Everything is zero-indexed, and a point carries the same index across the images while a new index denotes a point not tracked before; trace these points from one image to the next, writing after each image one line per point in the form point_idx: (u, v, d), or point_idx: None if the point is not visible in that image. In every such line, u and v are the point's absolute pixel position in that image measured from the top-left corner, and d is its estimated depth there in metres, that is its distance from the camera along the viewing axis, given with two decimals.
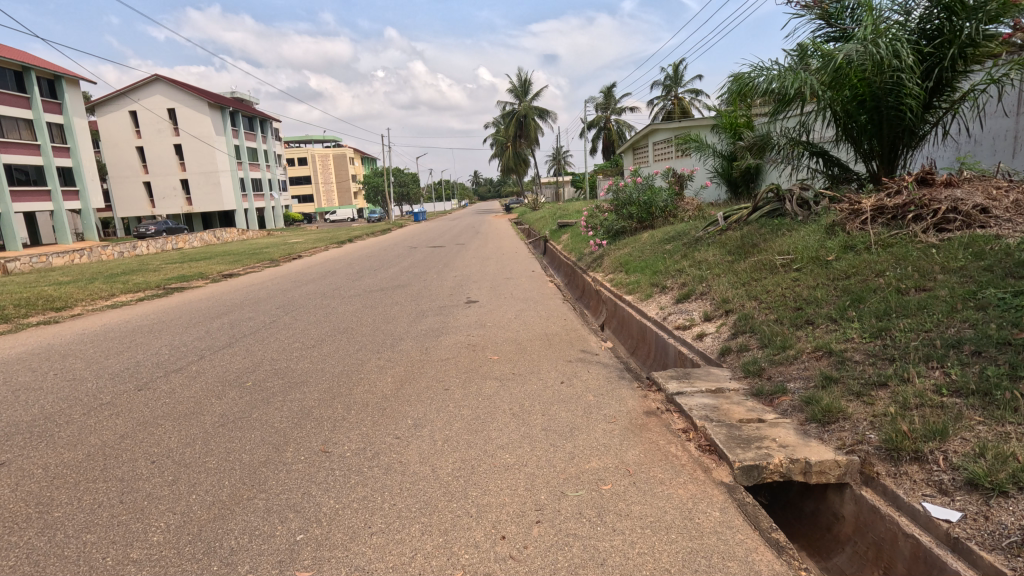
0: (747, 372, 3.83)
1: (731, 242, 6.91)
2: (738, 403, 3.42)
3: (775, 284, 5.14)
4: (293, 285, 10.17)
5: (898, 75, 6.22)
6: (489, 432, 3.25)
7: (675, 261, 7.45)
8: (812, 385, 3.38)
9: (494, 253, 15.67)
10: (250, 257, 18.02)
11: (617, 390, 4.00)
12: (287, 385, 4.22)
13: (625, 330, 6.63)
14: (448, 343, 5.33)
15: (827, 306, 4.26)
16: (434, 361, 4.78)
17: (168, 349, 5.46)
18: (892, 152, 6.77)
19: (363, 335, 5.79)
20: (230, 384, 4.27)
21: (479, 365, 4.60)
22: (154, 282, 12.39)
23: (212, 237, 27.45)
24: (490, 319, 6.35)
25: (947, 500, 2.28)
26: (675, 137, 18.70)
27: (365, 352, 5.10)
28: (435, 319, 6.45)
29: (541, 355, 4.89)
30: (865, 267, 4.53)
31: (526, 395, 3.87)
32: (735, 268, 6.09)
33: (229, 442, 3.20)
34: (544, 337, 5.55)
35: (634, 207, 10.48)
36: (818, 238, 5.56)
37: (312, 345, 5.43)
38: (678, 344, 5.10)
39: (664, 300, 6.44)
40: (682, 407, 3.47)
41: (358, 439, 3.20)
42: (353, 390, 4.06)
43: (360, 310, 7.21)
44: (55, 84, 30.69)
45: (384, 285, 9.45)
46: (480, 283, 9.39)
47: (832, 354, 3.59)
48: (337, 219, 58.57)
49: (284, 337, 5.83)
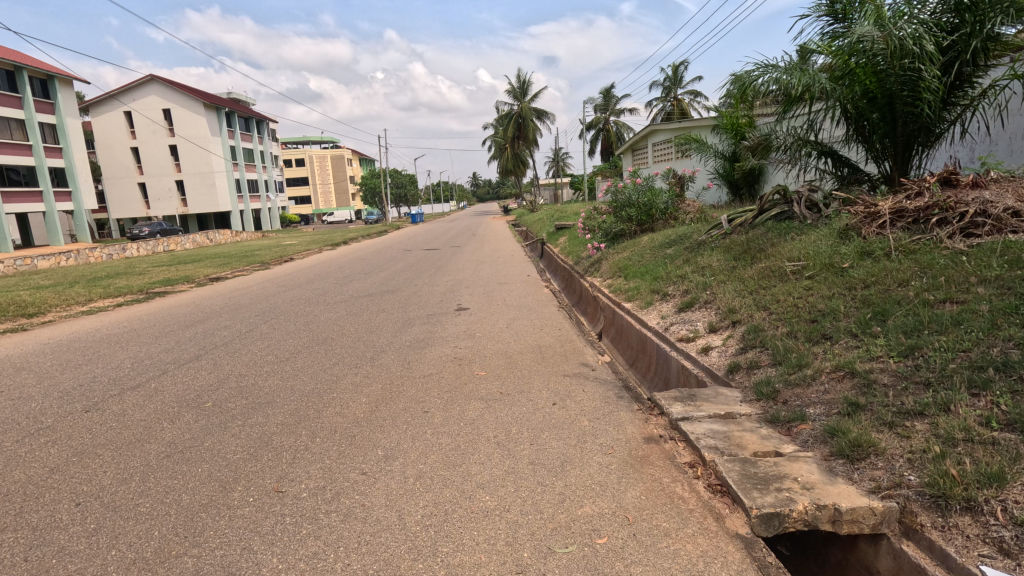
0: (759, 393, 3.44)
1: (736, 247, 6.53)
2: (751, 431, 3.03)
3: (786, 293, 4.75)
4: (278, 290, 9.76)
5: (914, 70, 5.85)
6: (469, 467, 2.85)
7: (676, 267, 7.06)
8: (835, 412, 2.98)
9: (490, 256, 15.27)
10: (239, 260, 17.57)
11: (614, 412, 3.61)
12: (250, 406, 3.82)
13: (624, 340, 6.26)
14: (433, 356, 4.94)
15: (846, 319, 3.87)
16: (415, 377, 4.38)
17: (130, 363, 5.04)
18: (907, 151, 6.40)
19: (343, 347, 5.39)
20: (188, 405, 3.86)
21: (464, 383, 4.21)
22: (137, 286, 11.98)
23: (206, 239, 27.03)
24: (480, 329, 5.95)
25: (1012, 564, 1.89)
26: (675, 137, 18.35)
27: (341, 367, 4.70)
28: (422, 329, 6.05)
29: (532, 371, 4.49)
30: (887, 275, 4.14)
31: (513, 419, 3.48)
32: (741, 274, 5.70)
33: (171, 479, 2.80)
34: (536, 350, 5.15)
35: (634, 208, 10.08)
36: (831, 243, 5.17)
37: (286, 358, 5.02)
38: (680, 358, 4.73)
39: (665, 309, 6.05)
40: (688, 435, 3.07)
41: (318, 475, 2.80)
42: (322, 413, 3.65)
43: (343, 319, 6.80)
44: (48, 84, 30.32)
45: (372, 290, 9.05)
46: (473, 289, 9.00)
47: (855, 375, 3.20)
48: (334, 220, 58.17)
49: (259, 348, 5.43)
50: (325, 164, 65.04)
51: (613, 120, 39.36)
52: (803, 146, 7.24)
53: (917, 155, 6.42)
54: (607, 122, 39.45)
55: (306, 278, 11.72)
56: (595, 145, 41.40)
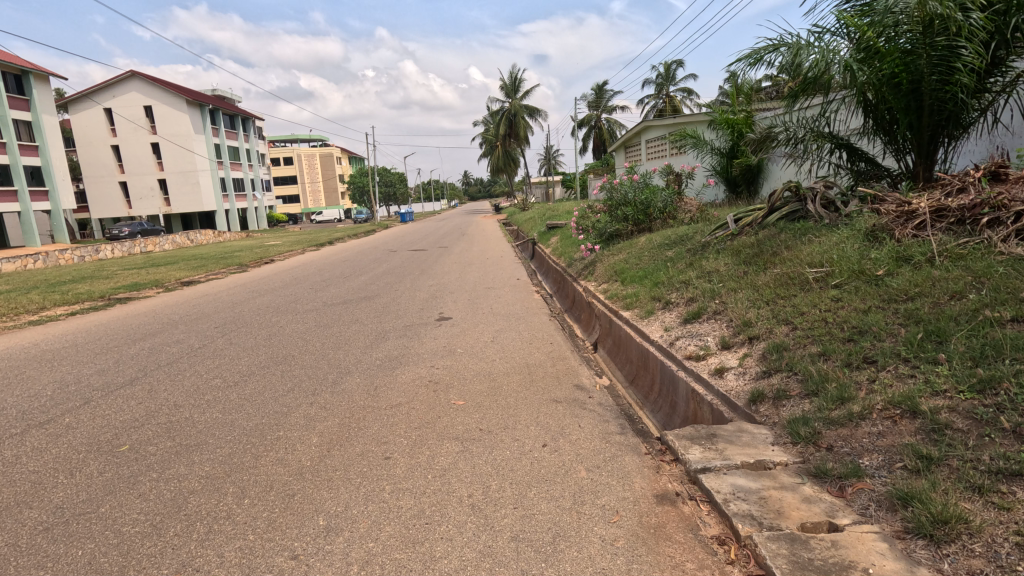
0: (794, 435, 2.79)
1: (745, 249, 5.91)
2: (792, 491, 2.39)
3: (811, 304, 4.13)
4: (248, 297, 9.02)
5: (943, 52, 5.33)
6: (432, 546, 2.19)
7: (679, 271, 6.43)
8: (898, 466, 2.35)
9: (477, 257, 14.59)
10: (216, 262, 16.75)
11: (617, 458, 2.96)
12: (175, 450, 3.14)
13: (622, 353, 5.65)
14: (405, 380, 4.28)
15: (891, 341, 3.26)
16: (380, 408, 3.71)
17: (51, 389, 4.32)
18: (932, 144, 5.86)
19: (303, 367, 4.69)
20: (97, 450, 3.16)
21: (438, 416, 3.55)
22: (99, 292, 11.16)
23: (185, 240, 26.17)
24: (461, 344, 5.29)
25: None
26: (669, 134, 17.82)
27: (295, 395, 4.01)
28: (396, 344, 5.37)
29: (519, 399, 3.83)
30: (934, 286, 3.54)
31: (495, 469, 2.82)
32: (753, 281, 5.08)
33: (38, 569, 2.11)
34: (523, 370, 4.49)
35: (630, 207, 9.44)
36: (858, 247, 4.57)
37: (234, 383, 4.32)
38: (690, 381, 4.13)
39: (669, 319, 5.42)
40: (713, 497, 2.43)
41: (234, 561, 2.13)
42: (259, 461, 2.96)
43: (310, 331, 6.10)
44: (23, 80, 29.26)
45: (348, 296, 8.33)
46: (458, 294, 8.33)
47: (917, 416, 2.57)
48: (322, 220, 57.09)
49: (206, 370, 4.72)
50: (314, 163, 64.18)
51: (605, 117, 38.79)
52: (816, 138, 6.67)
53: (943, 149, 5.88)
54: (599, 119, 38.91)
55: (280, 282, 10.98)
56: (586, 143, 40.82)
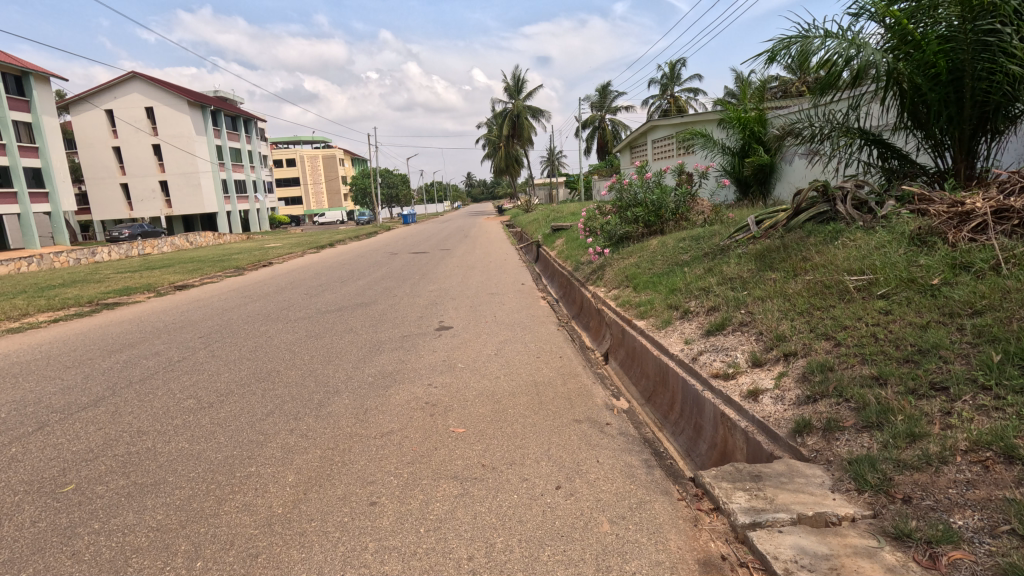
0: (860, 480, 2.32)
1: (770, 254, 5.45)
2: (869, 558, 1.93)
3: (855, 317, 3.68)
4: (238, 303, 8.59)
5: (988, 37, 4.88)
6: None
7: (696, 277, 5.96)
8: (1005, 530, 1.89)
9: (479, 260, 14.12)
10: (213, 265, 16.33)
11: (645, 505, 2.50)
12: (127, 491, 2.69)
13: (637, 366, 5.21)
14: (399, 401, 3.83)
15: (963, 364, 2.80)
16: (369, 437, 3.26)
17: (5, 411, 3.88)
18: (974, 140, 5.39)
19: (287, 385, 4.24)
20: (36, 492, 2.71)
21: (435, 447, 3.10)
22: (88, 297, 10.74)
23: (185, 241, 25.82)
24: (462, 358, 4.83)
25: None
26: (677, 133, 17.37)
27: (275, 419, 3.56)
28: (391, 358, 4.92)
29: (526, 425, 3.38)
30: (1006, 298, 3.10)
31: (501, 520, 2.37)
32: (784, 289, 4.62)
33: None
34: (530, 389, 4.04)
35: (640, 208, 8.98)
36: (904, 253, 4.12)
37: (208, 405, 3.86)
38: (717, 403, 3.67)
39: (689, 330, 4.96)
40: (771, 565, 1.97)
41: None
42: (222, 508, 2.51)
43: (299, 342, 5.66)
44: (24, 81, 28.94)
45: (343, 303, 7.89)
46: (459, 301, 7.88)
47: (1018, 462, 2.12)
48: (324, 222, 56.69)
49: (181, 387, 4.28)
50: (317, 164, 63.93)
51: (609, 118, 38.36)
52: (844, 134, 6.20)
53: (985, 144, 5.41)
54: (604, 120, 38.44)
55: (275, 286, 10.54)
56: (590, 144, 40.39)
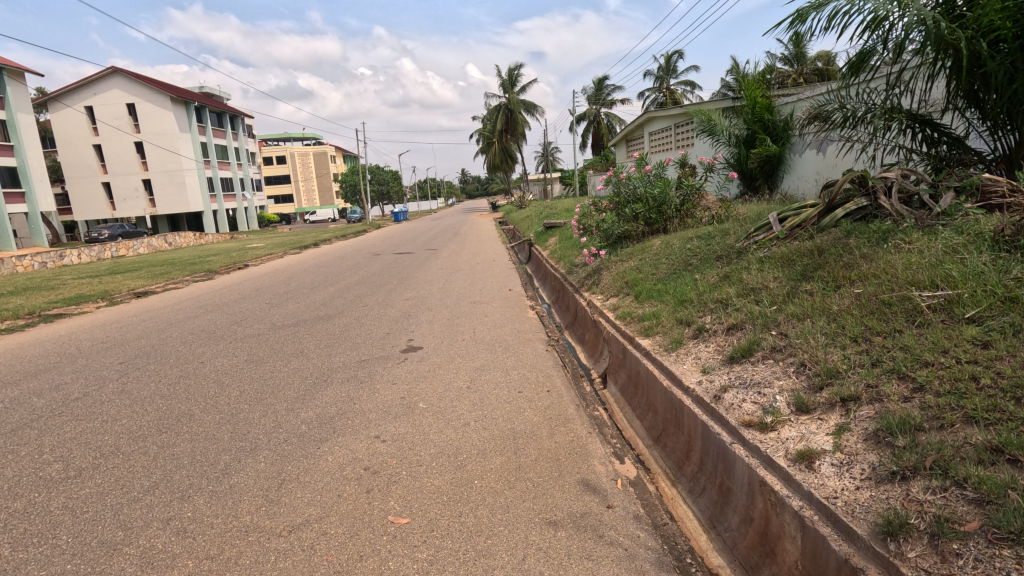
0: None
1: (801, 258, 4.50)
2: None
3: (939, 349, 2.74)
4: (188, 315, 7.58)
5: None
6: None
7: (710, 285, 5.01)
8: None
9: (465, 261, 13.07)
10: (183, 268, 15.28)
11: None
12: None
13: (641, 396, 4.27)
14: (330, 467, 2.87)
15: None
16: (273, 535, 2.29)
17: None
18: None
19: (193, 439, 3.28)
20: None
21: (359, 557, 2.13)
22: (31, 307, 9.69)
23: (165, 242, 24.75)
24: (425, 395, 3.86)
25: None
26: (675, 124, 16.47)
27: (153, 500, 2.60)
28: (337, 395, 3.95)
29: (493, 511, 2.42)
30: None
31: None
32: (827, 304, 3.66)
33: None
34: (506, 446, 3.07)
35: (640, 204, 8.04)
36: (989, 261, 3.20)
37: (76, 474, 2.89)
38: (751, 462, 2.73)
39: (707, 355, 3.99)
40: None
41: None
42: None
43: (234, 371, 4.68)
44: None
45: (303, 316, 6.89)
46: (435, 313, 6.91)
47: None
48: (314, 220, 55.21)
49: (52, 444, 3.28)
50: (307, 162, 62.69)
51: (604, 112, 37.41)
52: (881, 116, 5.26)
53: None
54: (598, 114, 37.48)
55: (238, 294, 9.51)
56: (585, 138, 39.44)
